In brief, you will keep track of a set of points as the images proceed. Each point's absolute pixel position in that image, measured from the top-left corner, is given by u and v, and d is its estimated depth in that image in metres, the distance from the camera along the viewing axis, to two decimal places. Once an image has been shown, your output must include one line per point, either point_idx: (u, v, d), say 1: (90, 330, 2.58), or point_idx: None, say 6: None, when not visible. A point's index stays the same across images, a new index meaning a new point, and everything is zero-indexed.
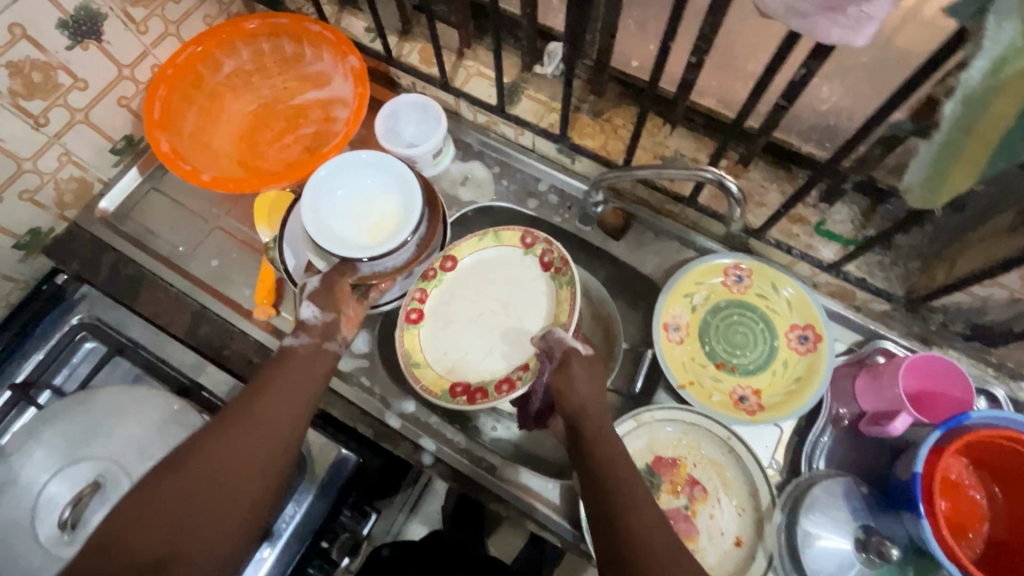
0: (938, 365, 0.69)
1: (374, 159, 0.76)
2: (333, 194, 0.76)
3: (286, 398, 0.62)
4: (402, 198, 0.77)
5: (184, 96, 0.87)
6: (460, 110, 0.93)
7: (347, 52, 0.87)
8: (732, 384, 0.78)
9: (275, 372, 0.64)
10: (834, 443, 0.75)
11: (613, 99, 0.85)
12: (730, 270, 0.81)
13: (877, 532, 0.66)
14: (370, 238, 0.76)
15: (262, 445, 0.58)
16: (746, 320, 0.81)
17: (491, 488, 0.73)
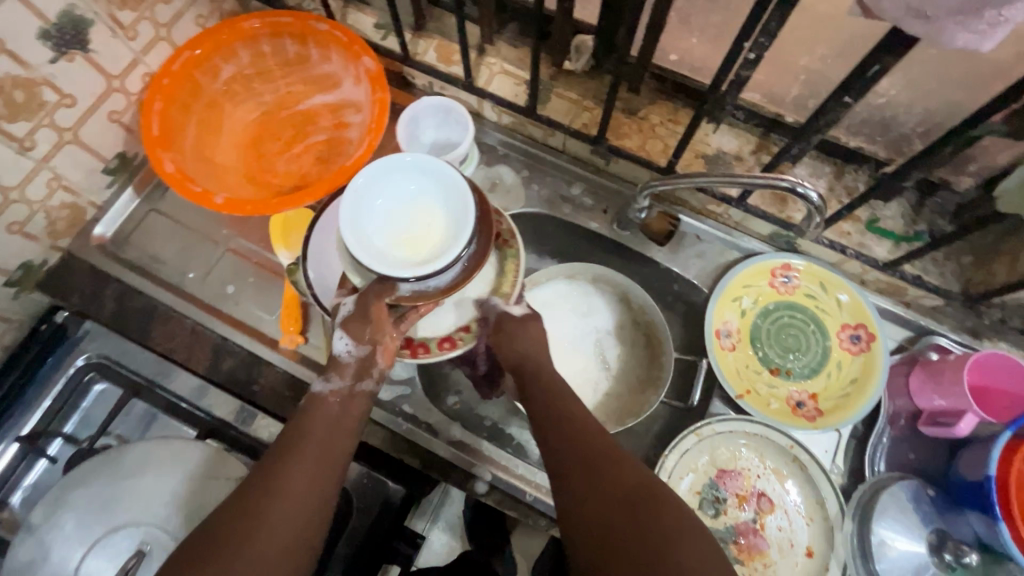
0: (998, 361, 0.69)
1: (421, 161, 0.61)
2: (370, 202, 0.61)
3: (318, 449, 0.58)
4: (450, 203, 0.61)
5: (182, 108, 0.77)
6: (482, 111, 0.88)
7: (360, 52, 0.78)
8: (788, 389, 0.76)
9: (303, 424, 0.60)
10: (893, 443, 0.74)
11: (648, 95, 0.81)
12: (778, 272, 0.80)
13: (948, 534, 0.66)
14: (409, 254, 0.61)
15: (296, 501, 0.54)
16: (796, 322, 0.79)
17: (553, 514, 0.70)
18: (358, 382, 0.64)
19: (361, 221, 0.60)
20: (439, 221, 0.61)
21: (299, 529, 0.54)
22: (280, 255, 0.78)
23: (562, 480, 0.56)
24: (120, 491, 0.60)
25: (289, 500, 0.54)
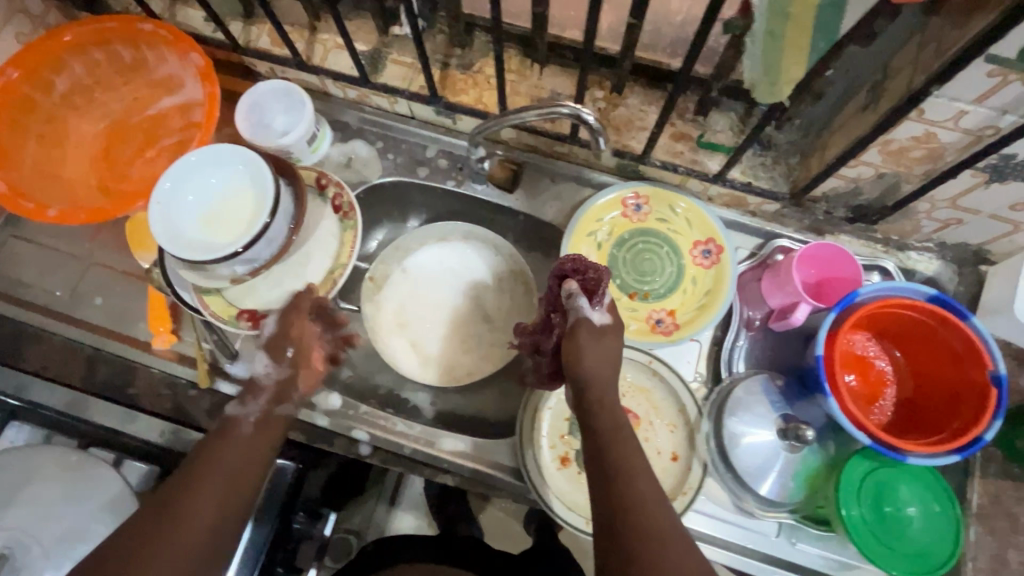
0: (826, 252, 0.74)
1: (207, 153, 0.68)
2: (181, 203, 0.68)
3: (233, 471, 0.56)
4: (252, 178, 0.69)
5: (14, 125, 0.78)
6: (328, 89, 0.88)
7: (186, 48, 0.79)
8: (647, 310, 0.80)
9: (217, 450, 0.57)
10: (750, 345, 0.78)
11: (480, 49, 0.83)
12: (628, 200, 0.82)
13: (795, 418, 0.70)
14: (227, 236, 0.68)
15: (207, 527, 0.51)
16: (651, 246, 0.82)
17: (433, 462, 0.73)
18: (275, 407, 0.64)
19: (174, 220, 0.67)
20: (245, 197, 0.69)
21: (208, 555, 0.51)
22: (139, 259, 0.79)
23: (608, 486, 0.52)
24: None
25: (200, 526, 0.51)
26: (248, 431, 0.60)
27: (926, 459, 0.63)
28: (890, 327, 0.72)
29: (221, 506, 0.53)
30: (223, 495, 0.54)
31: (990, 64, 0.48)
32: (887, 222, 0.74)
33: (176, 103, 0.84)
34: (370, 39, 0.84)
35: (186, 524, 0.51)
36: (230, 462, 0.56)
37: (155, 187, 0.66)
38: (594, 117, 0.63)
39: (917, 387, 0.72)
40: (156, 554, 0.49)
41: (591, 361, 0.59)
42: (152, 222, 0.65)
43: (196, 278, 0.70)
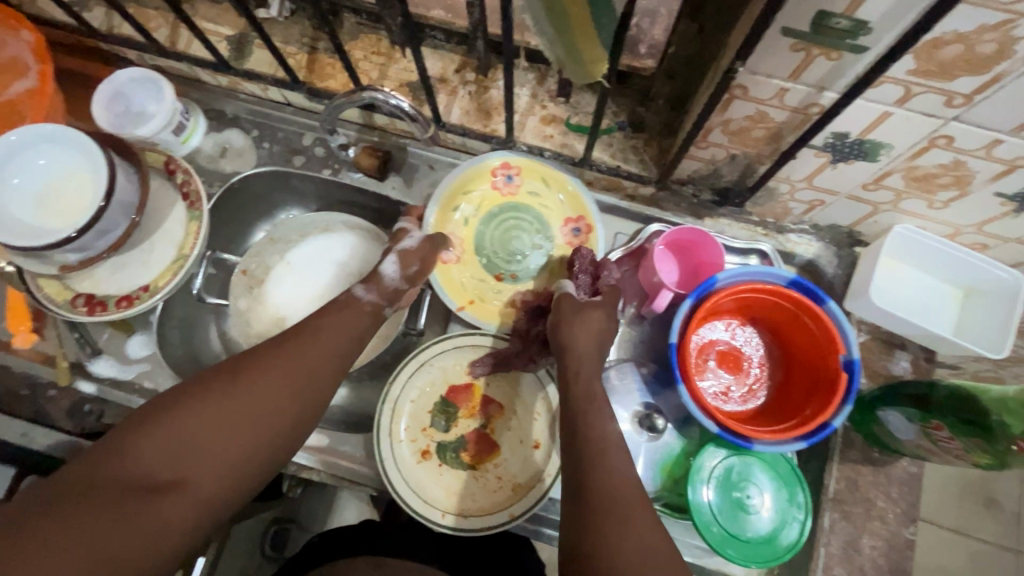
0: (693, 236, 0.71)
1: (29, 134, 0.70)
2: (6, 184, 0.70)
3: (337, 345, 0.59)
4: (84, 161, 0.70)
5: None
6: (200, 77, 0.86)
7: (19, 26, 0.79)
8: (514, 292, 0.76)
9: (328, 318, 0.61)
10: (625, 333, 0.76)
11: (349, 31, 0.80)
12: (498, 172, 0.77)
13: (657, 407, 0.70)
14: (61, 222, 0.70)
15: (292, 387, 0.54)
16: (521, 223, 0.78)
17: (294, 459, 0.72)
18: (388, 304, 0.67)
19: (1, 202, 0.69)
20: (77, 180, 0.70)
21: (277, 419, 0.52)
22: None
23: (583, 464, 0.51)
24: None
25: (285, 387, 0.53)
26: (365, 313, 0.64)
27: (774, 446, 0.62)
28: (757, 311, 0.71)
29: (316, 371, 0.56)
30: (321, 360, 0.57)
31: (790, 38, 0.46)
32: (757, 204, 0.72)
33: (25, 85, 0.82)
34: (236, 23, 0.81)
35: (264, 386, 0.52)
36: (339, 337, 0.60)
37: None
38: (410, 105, 0.67)
39: (784, 372, 0.71)
40: (217, 419, 0.49)
41: (580, 340, 0.60)
42: None
43: (29, 261, 0.71)
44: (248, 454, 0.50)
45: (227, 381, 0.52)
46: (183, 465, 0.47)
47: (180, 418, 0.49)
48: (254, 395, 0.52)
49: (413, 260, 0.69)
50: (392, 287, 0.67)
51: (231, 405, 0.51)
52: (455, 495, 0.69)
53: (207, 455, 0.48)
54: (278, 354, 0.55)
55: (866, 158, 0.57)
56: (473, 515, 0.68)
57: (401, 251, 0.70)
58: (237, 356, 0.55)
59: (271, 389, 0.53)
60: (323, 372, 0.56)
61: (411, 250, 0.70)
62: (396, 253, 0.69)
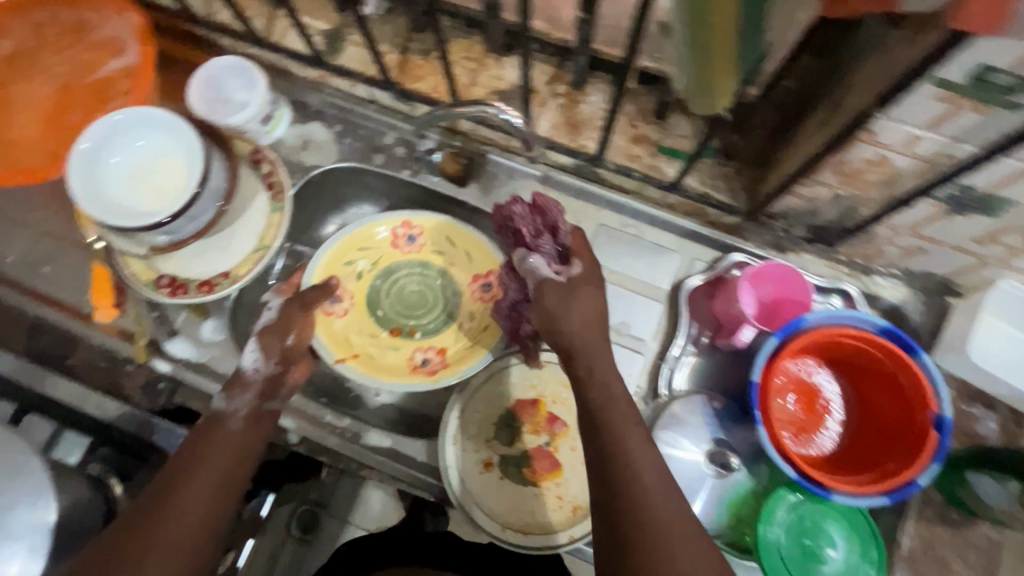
0: (780, 271, 0.69)
1: (132, 115, 0.70)
2: (103, 164, 0.71)
3: (224, 457, 0.56)
4: (180, 146, 0.72)
5: None
6: (289, 68, 0.86)
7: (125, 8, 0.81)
8: (412, 349, 0.80)
9: (198, 444, 0.56)
10: (695, 362, 0.76)
11: (442, 34, 0.80)
12: (398, 229, 0.82)
13: (727, 444, 0.68)
14: (157, 204, 0.72)
15: (219, 491, 0.53)
16: (425, 278, 0.83)
17: (357, 456, 0.73)
18: (263, 403, 0.63)
19: (97, 182, 0.70)
20: (172, 164, 0.72)
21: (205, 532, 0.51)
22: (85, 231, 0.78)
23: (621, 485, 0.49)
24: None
25: (201, 498, 0.52)
26: (236, 427, 0.59)
27: (851, 499, 0.60)
28: (839, 354, 0.69)
29: (234, 467, 0.56)
30: (221, 477, 0.54)
31: (939, 88, 0.44)
32: (850, 244, 0.70)
33: (120, 66, 0.85)
34: (331, 18, 0.81)
35: (188, 494, 0.52)
36: (227, 454, 0.56)
37: (73, 146, 0.68)
38: (520, 122, 0.66)
39: (862, 419, 0.68)
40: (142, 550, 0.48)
41: (577, 315, 0.58)
42: (71, 182, 0.68)
43: (120, 240, 0.72)
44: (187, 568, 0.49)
45: (133, 527, 0.49)
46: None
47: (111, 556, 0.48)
48: (164, 546, 0.48)
49: (278, 340, 0.66)
50: (261, 380, 0.64)
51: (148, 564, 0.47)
52: (515, 510, 0.69)
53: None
54: (189, 475, 0.53)
55: (987, 213, 0.54)
56: (536, 533, 0.67)
57: (263, 333, 0.67)
58: (146, 487, 0.53)
59: (176, 537, 0.49)
60: (236, 470, 0.56)
61: (273, 327, 0.67)
62: (257, 337, 0.66)
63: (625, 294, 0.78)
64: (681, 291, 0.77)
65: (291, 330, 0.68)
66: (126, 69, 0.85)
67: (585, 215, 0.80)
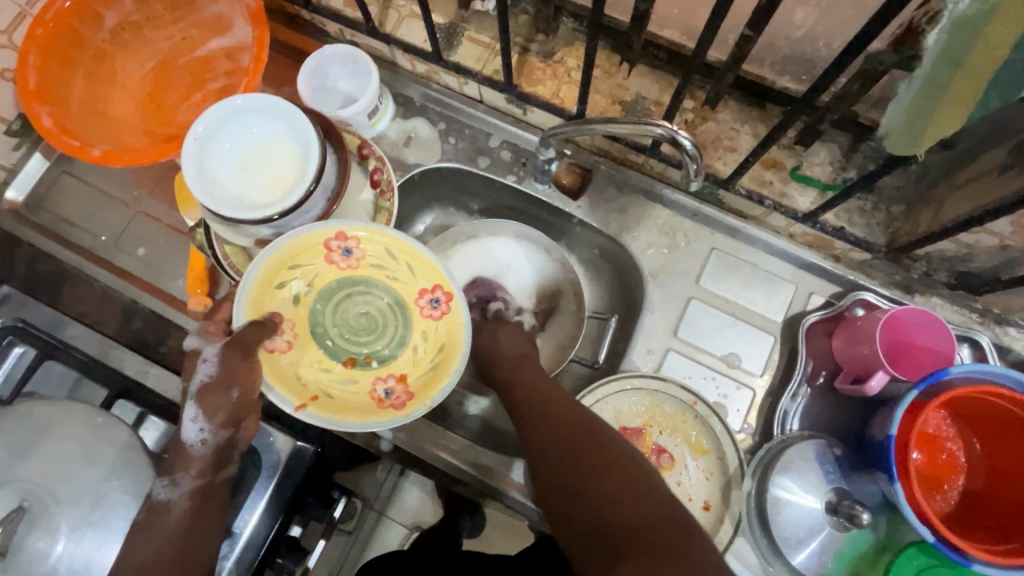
0: (917, 317, 0.66)
1: (253, 100, 0.67)
2: (217, 149, 0.68)
3: (170, 555, 0.55)
4: (295, 138, 0.69)
5: (65, 61, 0.77)
6: (396, 60, 0.83)
7: None
8: (371, 379, 0.70)
9: (142, 535, 0.55)
10: (810, 401, 0.71)
11: (564, 37, 0.75)
12: (333, 242, 0.69)
13: (849, 494, 0.64)
14: (268, 195, 0.69)
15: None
16: (360, 296, 0.71)
17: (454, 472, 0.71)
18: (214, 474, 0.61)
19: (211, 168, 0.67)
20: (286, 155, 0.69)
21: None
22: (185, 217, 0.76)
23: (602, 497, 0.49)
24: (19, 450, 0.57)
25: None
26: (177, 520, 0.57)
27: (996, 570, 0.56)
28: (972, 409, 0.65)
29: (187, 551, 0.56)
30: (176, 572, 0.55)
31: None
32: (995, 294, 0.66)
33: (224, 45, 0.83)
34: (447, 11, 0.78)
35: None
36: (170, 546, 0.56)
37: (190, 129, 0.65)
38: (694, 146, 0.56)
39: (991, 479, 0.65)
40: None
41: (504, 349, 0.71)
42: (186, 166, 0.66)
43: (227, 231, 0.69)
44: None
45: None
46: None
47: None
48: None
49: (222, 400, 0.61)
50: (207, 453, 0.60)
51: None
52: None
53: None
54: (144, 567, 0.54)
55: None
56: None
57: (202, 397, 0.61)
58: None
59: None
60: (191, 558, 0.56)
61: (213, 385, 0.61)
62: (195, 403, 0.61)
63: (736, 322, 0.74)
64: (798, 325, 0.73)
65: (236, 385, 0.62)
66: (231, 48, 0.83)
67: (698, 238, 0.76)
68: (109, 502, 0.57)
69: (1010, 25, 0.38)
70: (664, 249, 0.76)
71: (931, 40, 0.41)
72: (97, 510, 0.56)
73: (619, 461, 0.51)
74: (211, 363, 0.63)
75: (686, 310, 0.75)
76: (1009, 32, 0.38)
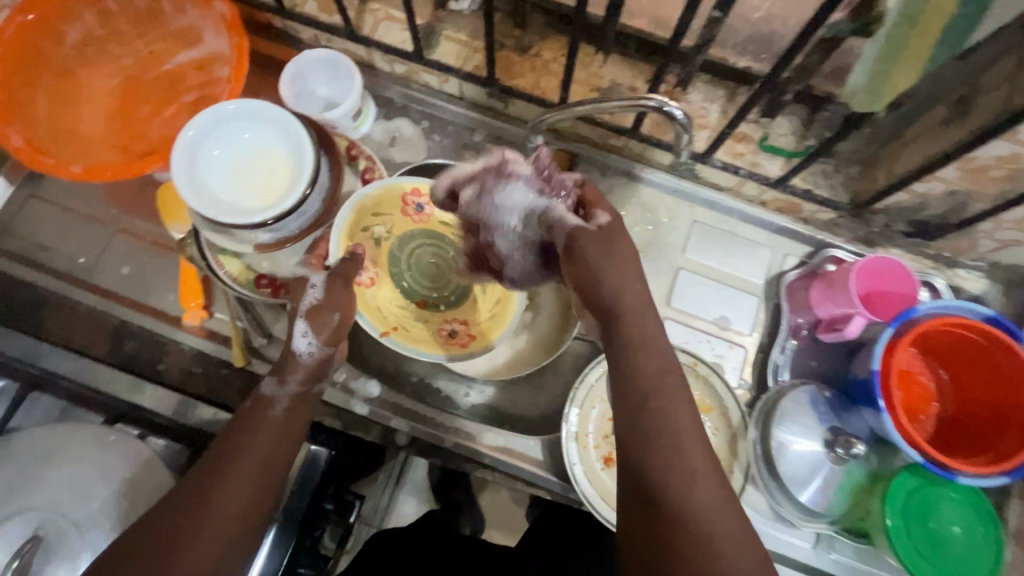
0: (885, 265, 0.73)
1: (245, 107, 0.67)
2: (206, 155, 0.67)
3: (267, 448, 0.54)
4: (287, 141, 0.68)
5: (29, 79, 0.74)
6: (374, 62, 0.84)
7: None
8: (440, 321, 0.77)
9: (249, 427, 0.54)
10: (797, 353, 0.77)
11: (539, 31, 0.79)
12: (410, 197, 0.76)
13: (843, 431, 0.70)
14: (264, 201, 0.69)
15: (248, 487, 0.51)
16: (432, 247, 0.79)
17: (473, 457, 0.73)
18: (309, 387, 0.60)
19: (201, 175, 0.67)
20: (278, 159, 0.69)
21: (249, 513, 0.51)
22: (172, 230, 0.75)
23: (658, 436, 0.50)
24: (25, 482, 0.57)
25: (244, 491, 0.51)
26: (279, 417, 0.56)
27: (975, 480, 0.63)
28: (939, 344, 0.72)
29: (278, 451, 0.54)
30: (263, 469, 0.53)
31: None
32: (945, 239, 0.74)
33: (195, 57, 0.81)
34: (424, 12, 0.80)
35: (223, 494, 0.50)
36: (269, 440, 0.54)
37: (179, 135, 0.65)
38: (682, 115, 0.61)
39: (962, 405, 0.72)
40: (189, 531, 0.48)
41: (609, 277, 0.56)
42: (176, 174, 0.65)
43: (222, 239, 0.68)
44: (232, 550, 0.49)
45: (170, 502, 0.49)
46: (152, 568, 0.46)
47: (179, 521, 0.48)
48: (193, 524, 0.48)
49: (326, 320, 0.62)
50: (314, 364, 0.61)
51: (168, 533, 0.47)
52: None
53: (186, 550, 0.47)
54: (235, 450, 0.52)
55: None
56: None
57: (312, 315, 0.63)
58: (200, 461, 0.52)
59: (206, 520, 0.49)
60: (277, 462, 0.54)
61: (320, 307, 0.64)
62: (307, 318, 0.62)
63: (722, 287, 0.79)
64: (778, 284, 0.79)
65: (341, 307, 0.64)
66: (203, 60, 0.80)
67: (680, 213, 0.81)
68: (130, 519, 0.57)
69: None
70: (650, 225, 0.81)
71: (891, 4, 0.44)
72: (120, 529, 0.56)
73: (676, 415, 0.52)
74: (317, 290, 0.66)
75: (676, 280, 0.79)
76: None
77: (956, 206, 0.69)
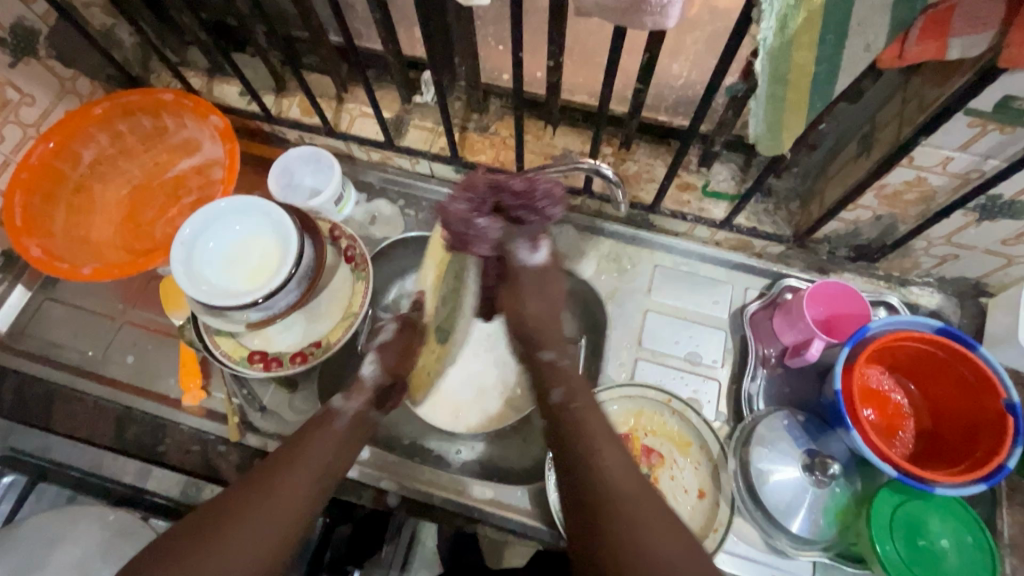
0: (839, 290, 0.76)
1: (235, 202, 0.76)
2: (202, 249, 0.75)
3: (328, 455, 0.61)
4: (274, 229, 0.77)
5: (48, 197, 0.82)
6: (353, 153, 0.94)
7: (207, 112, 0.85)
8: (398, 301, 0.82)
9: (308, 436, 0.61)
10: (768, 382, 0.80)
11: (495, 112, 0.89)
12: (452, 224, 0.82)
13: (820, 453, 0.71)
14: (254, 282, 0.76)
15: (317, 475, 0.57)
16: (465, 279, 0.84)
17: (464, 512, 0.75)
18: (368, 409, 0.69)
19: (198, 264, 0.74)
20: (267, 244, 0.77)
21: (312, 501, 0.55)
22: (171, 317, 0.83)
23: (633, 528, 0.49)
24: (36, 561, 0.63)
25: (303, 478, 0.56)
26: (341, 429, 0.64)
27: (954, 490, 0.64)
28: (901, 360, 0.75)
29: (333, 462, 0.61)
30: (323, 465, 0.59)
31: (969, 116, 0.54)
32: (888, 259, 0.79)
33: (194, 164, 0.91)
34: (393, 107, 0.90)
35: (298, 476, 0.56)
36: (328, 447, 0.61)
37: (179, 234, 0.73)
38: (613, 173, 0.70)
39: (935, 417, 0.73)
40: (269, 497, 0.53)
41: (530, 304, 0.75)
42: (176, 265, 0.72)
43: (217, 321, 0.74)
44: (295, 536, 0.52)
45: (264, 477, 0.55)
46: (220, 537, 0.49)
47: (257, 496, 0.53)
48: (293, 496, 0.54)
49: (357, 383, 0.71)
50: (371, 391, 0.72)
51: (265, 495, 0.53)
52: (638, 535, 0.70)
53: (254, 517, 0.51)
54: (300, 446, 0.59)
55: (1014, 216, 0.63)
56: None
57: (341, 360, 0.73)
58: (279, 447, 0.59)
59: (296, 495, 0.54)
60: (334, 465, 0.60)
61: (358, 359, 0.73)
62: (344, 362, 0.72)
63: (689, 324, 0.83)
64: (741, 317, 0.83)
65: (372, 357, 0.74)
66: (201, 165, 0.91)
67: (641, 259, 0.87)
68: None
69: (805, 47, 0.46)
70: (614, 273, 0.86)
71: (759, 69, 0.49)
72: None
73: (639, 497, 0.51)
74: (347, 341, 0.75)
75: (645, 322, 0.83)
76: (807, 54, 0.47)
77: (887, 227, 0.74)
